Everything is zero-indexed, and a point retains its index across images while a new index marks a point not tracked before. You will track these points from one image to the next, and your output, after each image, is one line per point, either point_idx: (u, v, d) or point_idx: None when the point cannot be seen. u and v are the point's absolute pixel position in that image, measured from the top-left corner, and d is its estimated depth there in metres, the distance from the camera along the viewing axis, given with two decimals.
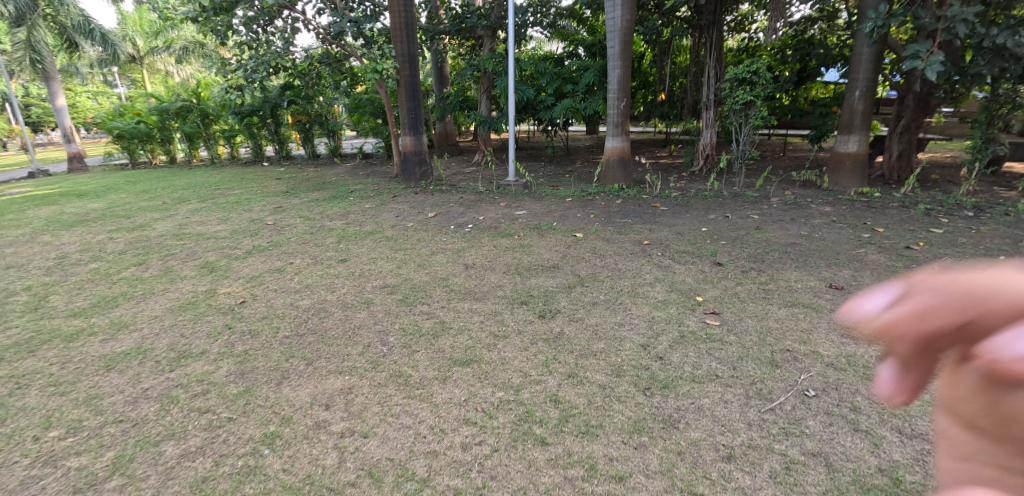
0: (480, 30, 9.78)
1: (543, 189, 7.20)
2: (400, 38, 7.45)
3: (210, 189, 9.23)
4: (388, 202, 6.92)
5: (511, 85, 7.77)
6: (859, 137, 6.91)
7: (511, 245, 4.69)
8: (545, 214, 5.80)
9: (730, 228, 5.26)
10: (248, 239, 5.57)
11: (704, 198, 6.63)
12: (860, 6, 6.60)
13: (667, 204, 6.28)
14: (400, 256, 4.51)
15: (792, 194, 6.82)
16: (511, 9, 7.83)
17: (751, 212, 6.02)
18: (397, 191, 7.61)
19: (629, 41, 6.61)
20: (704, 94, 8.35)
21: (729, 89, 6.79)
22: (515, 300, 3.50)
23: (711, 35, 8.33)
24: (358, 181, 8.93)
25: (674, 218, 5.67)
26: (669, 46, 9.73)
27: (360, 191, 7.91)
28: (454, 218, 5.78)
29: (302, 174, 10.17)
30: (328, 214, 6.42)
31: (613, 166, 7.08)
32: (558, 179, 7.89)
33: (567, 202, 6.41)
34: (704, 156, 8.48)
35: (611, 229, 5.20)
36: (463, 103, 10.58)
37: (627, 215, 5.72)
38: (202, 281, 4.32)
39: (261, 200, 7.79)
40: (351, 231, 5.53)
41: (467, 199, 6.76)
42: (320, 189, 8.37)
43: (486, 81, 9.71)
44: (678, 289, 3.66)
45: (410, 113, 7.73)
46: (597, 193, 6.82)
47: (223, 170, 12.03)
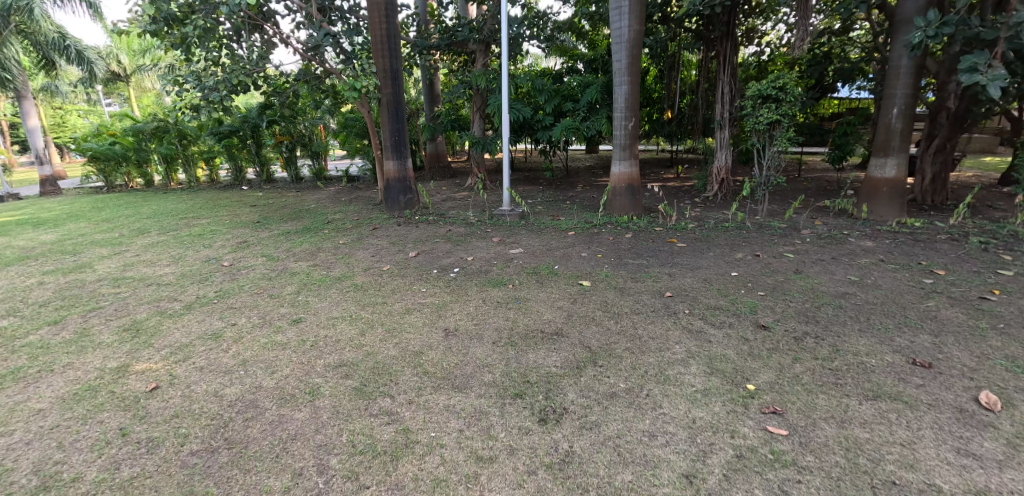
0: (473, 44, 9.04)
1: (542, 219, 6.38)
2: (381, 52, 6.66)
3: (176, 218, 8.40)
4: (366, 236, 6.10)
5: (505, 103, 6.98)
6: (898, 160, 6.12)
7: (504, 298, 3.84)
8: (545, 253, 4.98)
9: (765, 272, 4.44)
10: (194, 287, 4.73)
11: (725, 231, 5.81)
12: (897, 14, 5.85)
13: (685, 239, 5.46)
14: (369, 314, 3.67)
15: (825, 225, 6.01)
16: (504, 20, 7.08)
17: (783, 248, 5.20)
18: (378, 222, 6.79)
19: (637, 55, 5.83)
20: (718, 112, 7.56)
21: (751, 107, 6.00)
22: (507, 390, 2.65)
23: (726, 48, 7.53)
24: (338, 209, 8.11)
25: (696, 257, 4.84)
26: (677, 61, 9.01)
27: (337, 222, 7.08)
28: (438, 259, 4.95)
29: (279, 201, 9.37)
30: (295, 253, 5.59)
31: (620, 194, 6.25)
32: (559, 207, 7.09)
33: (570, 237, 5.59)
34: (718, 180, 7.66)
35: (623, 274, 4.36)
36: (455, 123, 9.81)
37: (640, 254, 4.90)
38: (119, 350, 3.48)
39: (226, 233, 6.96)
40: (317, 276, 4.70)
41: (456, 233, 5.94)
42: (294, 219, 7.55)
43: (479, 99, 8.96)
44: (718, 370, 2.82)
45: (393, 135, 6.88)
46: (603, 225, 6.01)
47: (198, 195, 11.22)
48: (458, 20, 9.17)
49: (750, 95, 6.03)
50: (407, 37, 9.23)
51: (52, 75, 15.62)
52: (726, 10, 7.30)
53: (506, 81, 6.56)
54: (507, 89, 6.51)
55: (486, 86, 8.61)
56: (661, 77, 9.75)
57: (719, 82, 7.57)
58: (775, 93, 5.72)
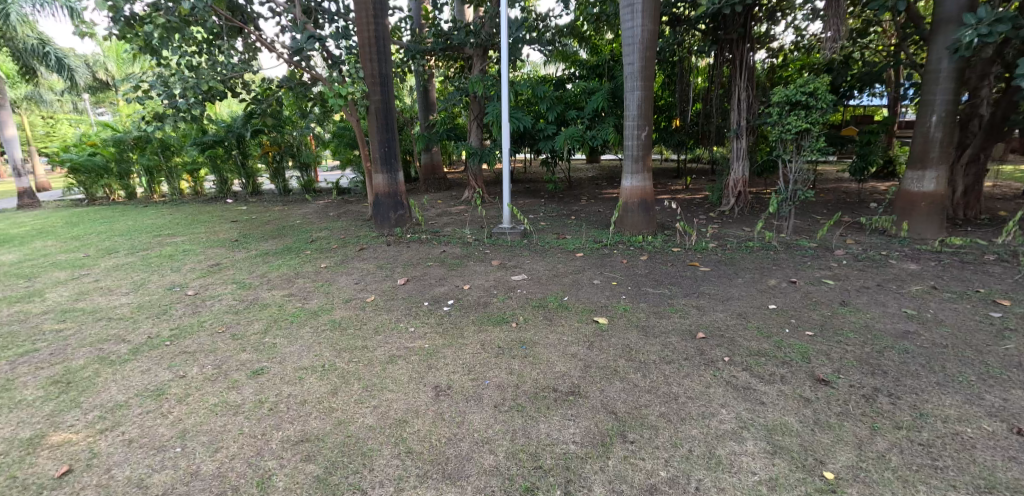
0: (469, 49, 8.47)
1: (546, 238, 5.78)
2: (369, 55, 6.05)
3: (149, 236, 7.80)
4: (351, 258, 5.50)
5: (505, 111, 6.39)
6: (937, 173, 5.57)
7: (506, 340, 3.25)
8: (552, 280, 4.38)
9: (806, 304, 3.85)
10: (149, 323, 4.12)
11: (750, 251, 5.23)
12: (938, 12, 5.31)
13: (707, 261, 4.87)
14: (345, 364, 3.05)
15: (859, 245, 5.43)
16: (504, 21, 6.51)
17: (819, 273, 4.63)
18: (366, 242, 6.18)
19: (650, 58, 5.27)
20: (735, 120, 6.99)
21: (777, 114, 5.43)
22: (513, 483, 2.05)
23: (740, 51, 6.95)
24: (324, 225, 7.50)
25: (723, 285, 4.25)
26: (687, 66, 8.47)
27: (321, 241, 6.48)
28: (430, 288, 4.35)
29: (263, 216, 8.78)
30: (270, 279, 4.98)
31: (632, 209, 5.65)
32: (563, 224, 6.50)
33: (579, 258, 5.00)
34: (735, 193, 7.08)
35: (644, 307, 3.77)
36: (451, 132, 9.25)
37: (660, 282, 4.31)
38: (39, 413, 2.87)
39: (200, 254, 6.36)
40: (291, 310, 4.10)
41: (451, 254, 5.34)
42: (275, 238, 6.94)
43: (477, 107, 8.40)
44: (782, 448, 2.22)
45: (382, 147, 6.25)
46: (615, 245, 5.41)
47: (180, 208, 10.62)
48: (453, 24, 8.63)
49: (774, 101, 5.47)
50: (400, 41, 8.68)
51: (32, 83, 15.02)
52: (740, 10, 6.72)
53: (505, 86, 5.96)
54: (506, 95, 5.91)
55: (484, 93, 8.04)
56: (670, 83, 9.21)
57: (734, 87, 6.99)
58: (805, 99, 5.15)
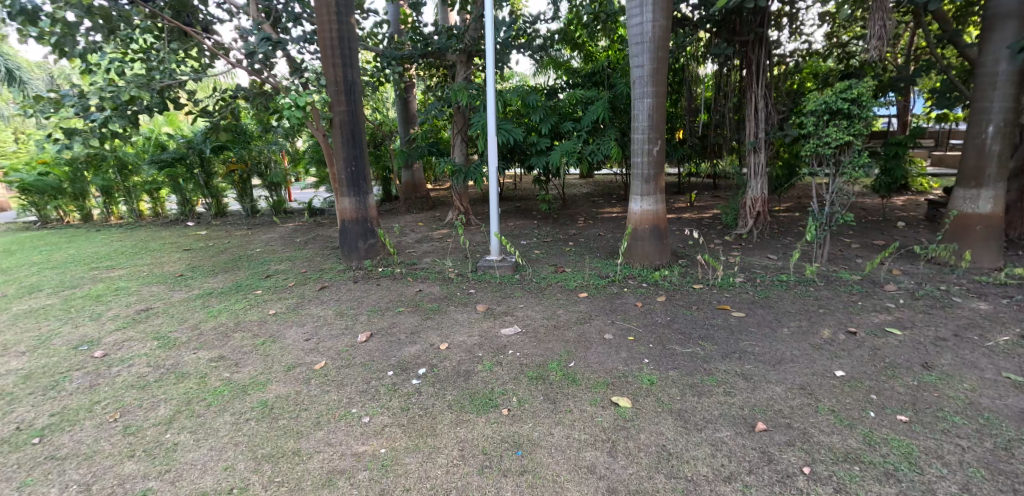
0: (452, 55, 7.62)
1: (541, 272, 4.87)
2: (331, 60, 5.13)
3: (84, 269, 6.79)
4: (307, 302, 4.56)
5: (492, 123, 5.50)
6: (995, 193, 4.78)
7: (494, 441, 2.35)
8: (552, 334, 3.49)
9: (881, 369, 3.00)
10: (27, 403, 3.15)
11: (787, 287, 4.37)
12: (996, 6, 4.56)
13: (739, 303, 4.00)
14: (262, 487, 2.14)
15: (910, 278, 4.61)
16: (489, 19, 5.65)
17: (877, 318, 3.78)
18: (329, 278, 5.23)
19: (663, 58, 4.40)
20: (752, 132, 6.17)
21: (812, 125, 4.59)
22: None
23: (757, 54, 6.13)
24: (286, 255, 6.53)
25: (768, 339, 3.38)
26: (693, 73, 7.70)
27: (278, 276, 5.53)
28: (397, 347, 3.43)
29: (222, 242, 7.82)
30: (203, 333, 4.04)
31: (642, 238, 4.75)
32: (561, 253, 5.61)
33: (583, 300, 4.11)
34: (753, 214, 6.24)
35: (674, 377, 2.88)
36: (433, 147, 8.38)
37: (689, 334, 3.43)
38: None
39: (133, 296, 5.38)
40: (213, 384, 3.16)
41: (427, 296, 4.43)
42: (226, 272, 5.97)
43: (461, 119, 7.53)
44: None
45: (348, 167, 5.33)
46: (624, 281, 4.52)
47: (133, 233, 9.60)
48: (433, 27, 7.79)
49: (807, 109, 4.64)
50: (373, 46, 7.81)
51: None
52: (756, 7, 5.89)
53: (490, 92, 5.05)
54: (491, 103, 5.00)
55: (468, 103, 7.19)
56: (672, 92, 8.42)
57: (749, 94, 6.16)
58: (847, 107, 4.32)
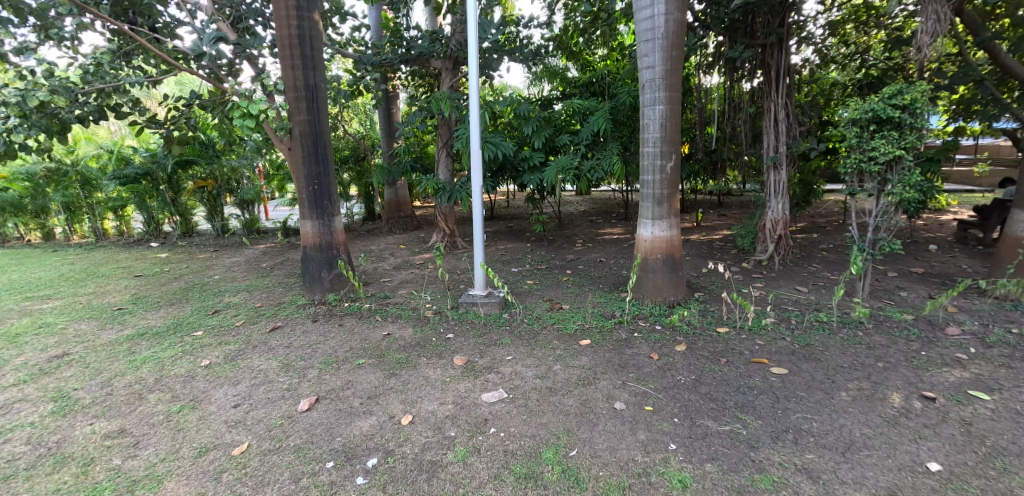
0: (437, 61, 6.94)
1: (534, 310, 4.11)
2: (288, 60, 4.38)
3: (16, 299, 5.97)
4: (252, 348, 3.78)
5: (478, 134, 4.75)
6: None
7: None
8: (548, 401, 2.73)
9: (986, 460, 2.26)
10: None
11: (831, 331, 3.64)
12: None
13: (777, 354, 3.26)
14: None
15: (973, 319, 3.88)
16: (475, 16, 4.94)
17: (952, 376, 3.05)
18: (286, 316, 4.44)
19: (678, 58, 3.69)
20: (771, 146, 5.46)
21: (854, 137, 3.89)
22: None
23: (776, 59, 5.41)
24: (245, 284, 5.73)
25: (826, 411, 2.64)
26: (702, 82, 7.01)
27: (228, 312, 4.73)
28: (347, 420, 2.66)
29: (181, 267, 7.03)
30: (112, 394, 3.25)
31: (654, 269, 4.01)
32: (557, 285, 4.86)
33: (585, 349, 3.36)
34: (774, 238, 5.48)
35: (715, 477, 2.12)
36: (416, 162, 7.65)
37: (723, 402, 2.68)
38: None
39: (54, 336, 4.56)
40: (97, 478, 2.38)
41: (396, 341, 3.66)
42: (170, 306, 5.17)
43: (446, 131, 6.82)
44: None
45: (310, 186, 4.56)
46: (634, 323, 3.77)
47: (89, 254, 8.74)
48: (415, 31, 7.11)
49: (846, 119, 3.94)
50: (349, 52, 7.10)
51: None
52: (777, 4, 5.18)
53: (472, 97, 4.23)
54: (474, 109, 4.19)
55: (453, 113, 6.46)
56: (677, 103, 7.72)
57: (768, 104, 5.45)
58: (898, 116, 3.61)
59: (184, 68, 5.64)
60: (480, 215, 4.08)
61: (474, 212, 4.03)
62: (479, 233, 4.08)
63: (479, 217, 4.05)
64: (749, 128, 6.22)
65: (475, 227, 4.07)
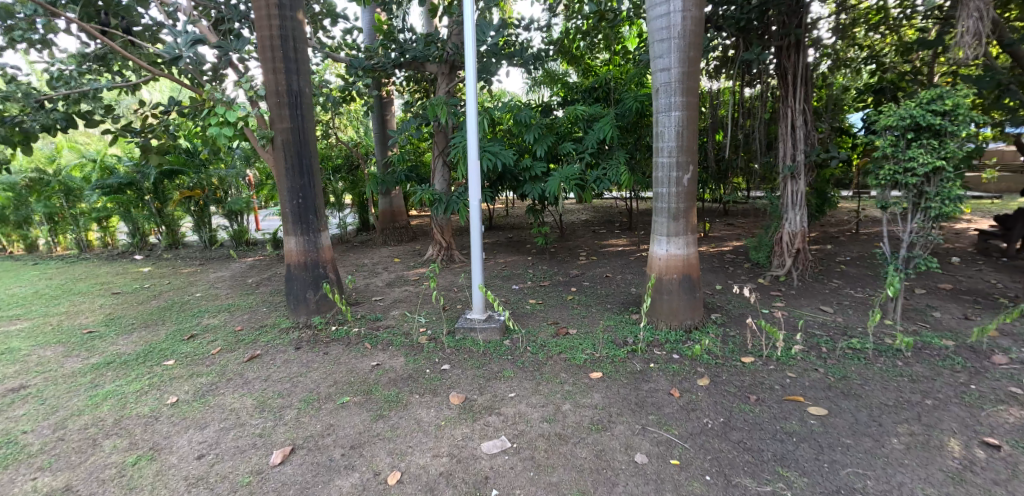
0: (432, 65, 6.60)
1: (538, 336, 3.74)
2: (269, 63, 4.02)
3: None
4: (226, 383, 3.42)
5: (475, 142, 4.40)
6: None
7: None
8: (556, 453, 2.37)
9: None
10: None
11: (868, 361, 3.28)
12: None
13: (812, 390, 2.90)
14: None
15: (1021, 345, 3.52)
16: (472, 16, 4.61)
17: (1013, 417, 2.69)
18: (267, 342, 4.07)
19: (696, 59, 3.35)
20: (788, 154, 5.11)
21: (887, 145, 3.55)
22: None
23: (793, 61, 5.03)
24: (228, 304, 5.36)
25: (879, 465, 2.28)
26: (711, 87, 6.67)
27: (206, 337, 4.36)
28: (325, 478, 2.30)
29: (164, 282, 6.66)
30: (64, 439, 2.88)
31: (670, 291, 3.66)
32: (561, 306, 4.50)
33: (595, 385, 3.01)
34: (792, 252, 5.14)
35: None
36: (411, 171, 7.29)
37: (758, 454, 2.33)
38: None
39: (14, 365, 4.18)
40: None
41: (386, 374, 3.30)
42: (144, 329, 4.80)
43: (442, 139, 6.48)
44: None
45: (294, 199, 4.21)
46: (648, 353, 3.41)
47: (69, 268, 8.35)
48: (408, 33, 6.74)
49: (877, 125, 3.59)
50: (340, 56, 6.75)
51: None
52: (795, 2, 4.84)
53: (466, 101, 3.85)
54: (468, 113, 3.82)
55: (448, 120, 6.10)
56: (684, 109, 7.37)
57: (785, 109, 5.08)
58: (939, 123, 3.28)
59: (162, 74, 5.26)
60: (478, 232, 3.74)
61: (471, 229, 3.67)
62: (477, 252, 3.72)
63: (477, 235, 3.69)
64: (762, 135, 5.84)
65: (472, 246, 3.72)
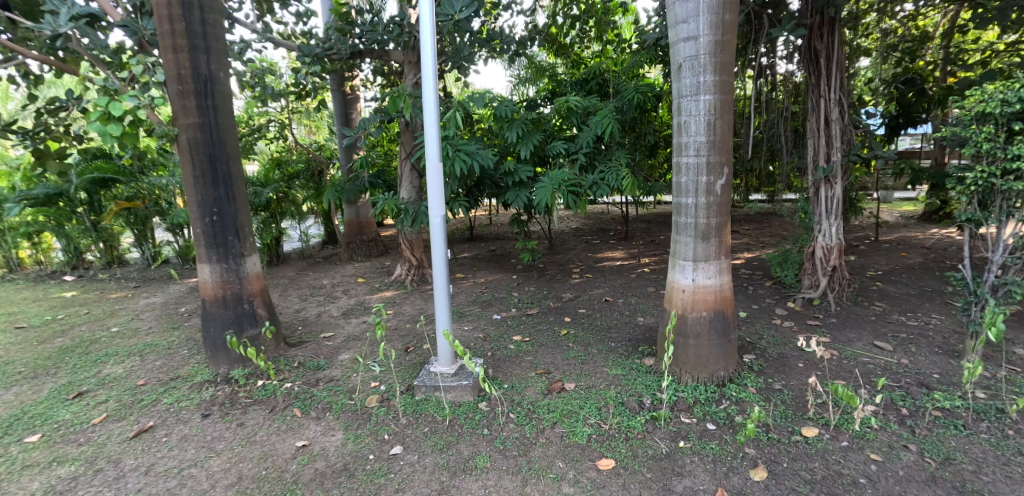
0: (397, 53, 5.63)
1: (525, 394, 2.84)
2: (166, 37, 3.04)
3: None
4: (92, 477, 2.46)
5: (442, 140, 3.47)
6: None
7: None
8: None
9: None
10: None
11: (968, 430, 2.48)
12: None
13: (915, 488, 2.10)
14: None
15: None
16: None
17: None
18: (170, 406, 3.09)
19: (733, 23, 2.46)
20: (821, 152, 4.23)
21: (984, 137, 2.70)
22: None
23: (826, 42, 4.12)
24: (143, 344, 4.33)
25: None
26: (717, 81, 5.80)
27: (95, 397, 3.36)
28: None
29: (83, 312, 5.62)
30: None
31: (697, 335, 2.77)
32: (553, 344, 3.59)
33: (608, 487, 2.11)
34: (827, 270, 4.29)
35: None
36: (377, 178, 6.33)
37: None
38: None
39: None
40: None
41: (314, 464, 2.37)
42: (27, 382, 3.78)
43: (409, 138, 5.53)
44: None
45: (206, 216, 3.20)
46: (675, 422, 2.53)
47: None
48: (368, 16, 5.72)
49: (965, 115, 2.78)
50: (283, 42, 5.40)
51: None
52: None
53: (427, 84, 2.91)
54: (431, 99, 2.88)
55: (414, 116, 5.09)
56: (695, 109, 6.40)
57: (820, 100, 4.18)
58: None
59: (47, 58, 4.17)
60: (443, 262, 2.80)
61: (433, 258, 2.74)
62: (441, 289, 2.78)
63: (441, 265, 2.76)
64: (786, 132, 4.93)
65: (434, 280, 2.79)
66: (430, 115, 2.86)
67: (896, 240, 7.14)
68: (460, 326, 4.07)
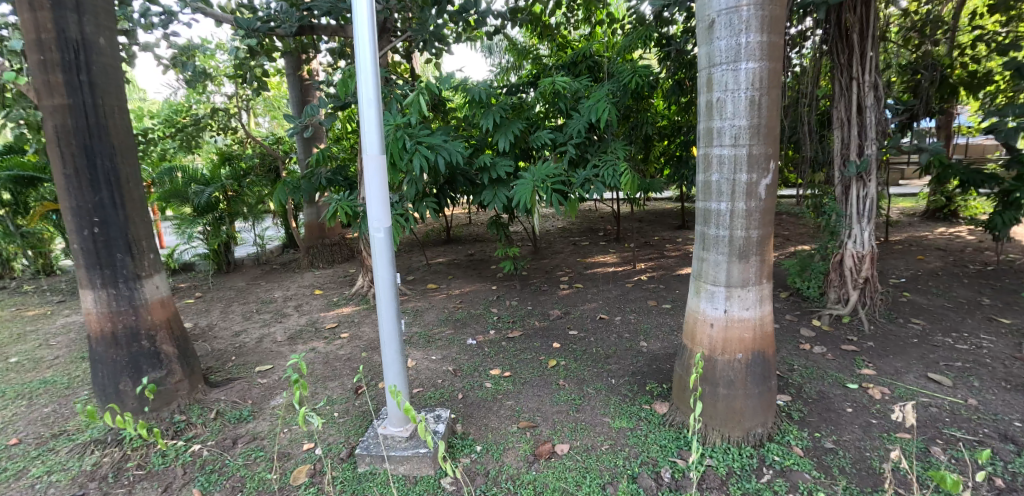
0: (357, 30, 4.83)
1: (504, 463, 2.15)
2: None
3: None
4: None
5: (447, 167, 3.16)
6: None
7: None
8: None
9: None
10: None
11: None
12: None
13: None
14: None
15: None
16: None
17: None
18: (36, 482, 2.32)
19: None
20: (853, 145, 3.59)
21: None
22: None
23: (859, 15, 3.48)
24: (37, 382, 3.51)
25: None
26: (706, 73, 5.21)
27: None
28: None
29: None
30: None
31: (729, 383, 2.11)
32: (540, 381, 2.89)
33: None
34: (858, 283, 3.68)
35: None
36: (337, 175, 5.53)
37: None
38: None
39: None
40: None
41: None
42: None
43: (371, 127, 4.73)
44: None
45: (85, 228, 2.44)
46: None
47: None
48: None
49: None
50: (216, 13, 4.52)
51: None
52: None
53: (363, 38, 1.90)
54: (368, 61, 1.88)
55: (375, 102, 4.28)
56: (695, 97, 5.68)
57: (852, 83, 3.56)
58: None
59: None
60: (389, 291, 2.01)
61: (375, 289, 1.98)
62: (388, 327, 2.04)
63: (387, 297, 2.00)
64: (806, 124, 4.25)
65: (377, 316, 2.04)
66: (368, 88, 1.90)
67: (904, 241, 6.63)
68: (427, 356, 3.37)
